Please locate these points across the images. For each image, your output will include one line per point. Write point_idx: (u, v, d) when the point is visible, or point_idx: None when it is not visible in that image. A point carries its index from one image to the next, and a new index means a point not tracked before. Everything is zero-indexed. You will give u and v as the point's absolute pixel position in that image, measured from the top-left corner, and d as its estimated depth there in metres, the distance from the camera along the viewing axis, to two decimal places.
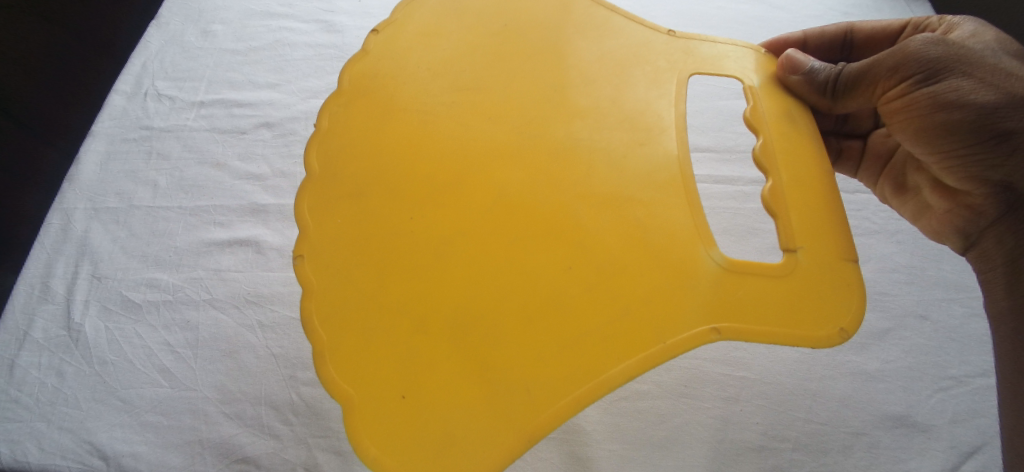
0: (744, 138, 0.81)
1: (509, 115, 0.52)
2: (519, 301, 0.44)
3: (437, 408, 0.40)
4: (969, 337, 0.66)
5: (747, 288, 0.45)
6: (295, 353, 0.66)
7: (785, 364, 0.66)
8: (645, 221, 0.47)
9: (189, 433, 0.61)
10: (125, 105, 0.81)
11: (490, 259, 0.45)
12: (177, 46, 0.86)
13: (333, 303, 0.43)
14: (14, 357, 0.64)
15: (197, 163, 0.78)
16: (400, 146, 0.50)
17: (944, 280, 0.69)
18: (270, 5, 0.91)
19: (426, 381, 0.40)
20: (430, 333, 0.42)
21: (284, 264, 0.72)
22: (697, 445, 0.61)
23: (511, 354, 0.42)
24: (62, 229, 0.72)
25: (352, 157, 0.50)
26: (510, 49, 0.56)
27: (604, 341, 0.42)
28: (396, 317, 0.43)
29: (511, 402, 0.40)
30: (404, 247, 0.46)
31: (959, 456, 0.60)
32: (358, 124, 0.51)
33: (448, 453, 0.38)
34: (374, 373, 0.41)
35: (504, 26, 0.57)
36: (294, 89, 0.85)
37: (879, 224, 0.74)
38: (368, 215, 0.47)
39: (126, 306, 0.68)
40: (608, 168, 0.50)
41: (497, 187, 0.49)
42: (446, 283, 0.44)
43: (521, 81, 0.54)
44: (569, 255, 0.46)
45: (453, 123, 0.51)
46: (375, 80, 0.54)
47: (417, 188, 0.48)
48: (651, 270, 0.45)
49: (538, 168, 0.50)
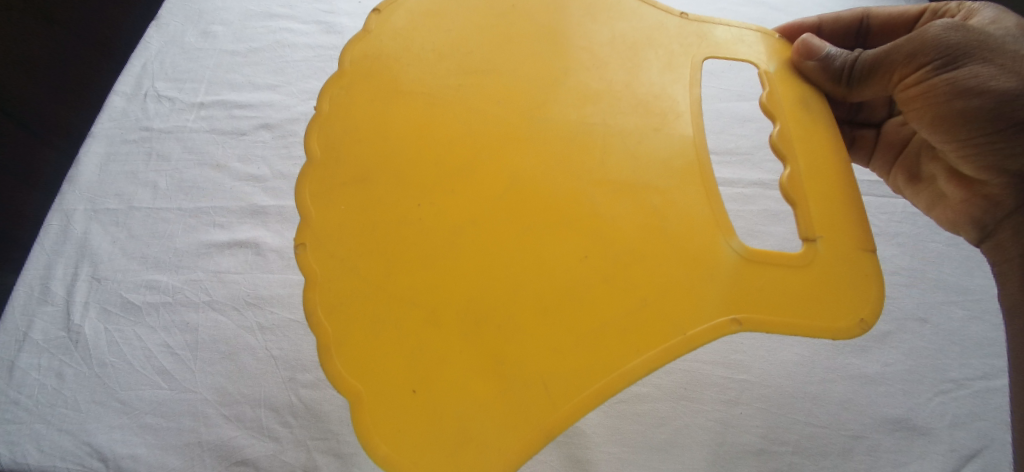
0: (744, 140, 0.81)
1: (520, 98, 0.52)
2: (533, 291, 0.44)
3: (450, 401, 0.40)
4: (967, 339, 0.66)
5: (767, 277, 0.45)
6: (295, 355, 0.66)
7: (784, 367, 0.65)
8: (663, 209, 0.47)
9: (189, 435, 0.61)
10: (125, 106, 0.81)
11: (501, 247, 0.45)
12: (178, 47, 0.86)
13: (337, 293, 0.43)
14: (14, 359, 0.64)
15: (197, 165, 0.78)
16: (407, 130, 0.50)
17: (944, 283, 0.70)
18: (269, 6, 0.91)
19: (438, 374, 0.40)
20: (441, 324, 0.42)
21: (283, 266, 0.72)
22: (696, 448, 0.61)
23: (525, 346, 0.41)
24: (61, 230, 0.72)
25: (356, 142, 0.50)
26: (517, 30, 0.56)
27: (623, 333, 0.42)
28: (406, 307, 0.42)
29: (527, 396, 0.40)
30: (412, 237, 0.45)
31: (959, 459, 0.60)
32: (360, 108, 0.51)
33: (462, 448, 0.38)
34: (384, 366, 0.41)
35: (511, 7, 0.57)
36: (294, 91, 0.85)
37: (880, 226, 0.74)
38: (375, 203, 0.47)
39: (126, 308, 0.68)
40: (622, 154, 0.50)
41: (509, 174, 0.48)
42: (458, 273, 0.44)
43: (530, 63, 0.54)
44: (583, 245, 0.46)
45: (461, 106, 0.51)
46: (377, 61, 0.54)
47: (425, 175, 0.48)
48: (668, 260, 0.45)
49: (550, 154, 0.50)
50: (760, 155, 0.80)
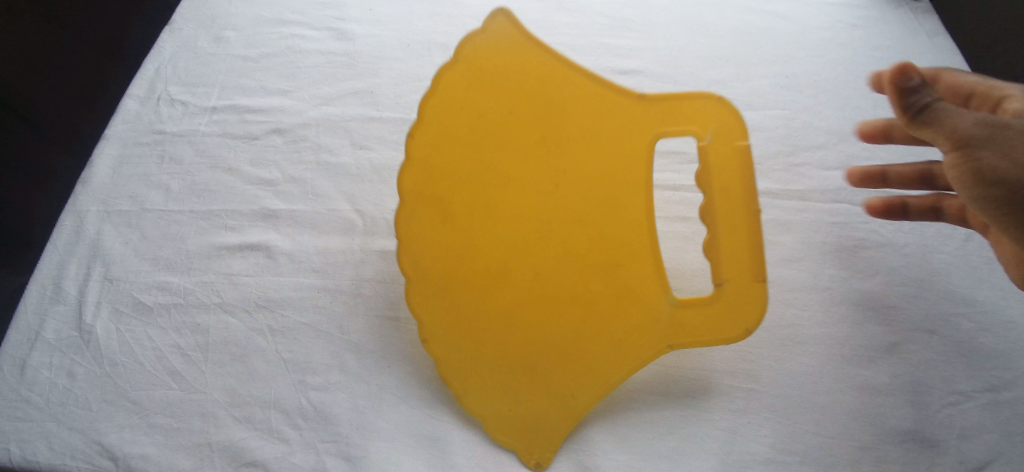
0: (751, 151, 0.82)
1: (542, 183, 0.64)
2: (555, 330, 0.65)
3: (510, 412, 0.63)
4: (976, 351, 0.66)
5: (707, 315, 0.62)
6: (305, 358, 0.66)
7: (794, 376, 0.65)
8: (640, 267, 0.65)
9: (199, 436, 0.61)
10: (138, 109, 0.83)
11: (535, 300, 0.65)
12: (189, 51, 0.89)
13: (433, 334, 0.65)
14: (26, 358, 0.65)
15: (209, 168, 0.79)
16: (461, 210, 0.66)
17: (952, 295, 0.70)
18: (281, 13, 0.94)
19: (499, 395, 0.64)
20: (497, 355, 0.65)
21: (295, 269, 0.71)
22: (706, 456, 0.61)
23: (552, 369, 0.64)
24: (75, 231, 0.73)
25: (424, 219, 0.66)
26: (531, 117, 0.64)
27: (613, 356, 0.64)
28: (475, 344, 0.65)
29: (557, 401, 0.64)
30: (476, 297, 0.65)
31: (968, 471, 0.59)
32: (422, 192, 0.66)
33: (520, 434, 0.62)
34: (467, 387, 0.64)
35: (523, 94, 0.65)
36: (305, 96, 0.85)
37: (887, 237, 0.74)
38: (445, 269, 0.66)
39: (137, 308, 0.68)
40: (617, 224, 0.65)
41: (537, 243, 0.65)
42: (505, 318, 0.65)
43: (548, 152, 0.64)
44: (588, 297, 0.65)
45: (496, 190, 0.65)
46: (426, 154, 0.65)
47: (479, 243, 0.66)
48: (643, 305, 0.64)
49: (565, 228, 0.65)
50: (768, 165, 0.81)
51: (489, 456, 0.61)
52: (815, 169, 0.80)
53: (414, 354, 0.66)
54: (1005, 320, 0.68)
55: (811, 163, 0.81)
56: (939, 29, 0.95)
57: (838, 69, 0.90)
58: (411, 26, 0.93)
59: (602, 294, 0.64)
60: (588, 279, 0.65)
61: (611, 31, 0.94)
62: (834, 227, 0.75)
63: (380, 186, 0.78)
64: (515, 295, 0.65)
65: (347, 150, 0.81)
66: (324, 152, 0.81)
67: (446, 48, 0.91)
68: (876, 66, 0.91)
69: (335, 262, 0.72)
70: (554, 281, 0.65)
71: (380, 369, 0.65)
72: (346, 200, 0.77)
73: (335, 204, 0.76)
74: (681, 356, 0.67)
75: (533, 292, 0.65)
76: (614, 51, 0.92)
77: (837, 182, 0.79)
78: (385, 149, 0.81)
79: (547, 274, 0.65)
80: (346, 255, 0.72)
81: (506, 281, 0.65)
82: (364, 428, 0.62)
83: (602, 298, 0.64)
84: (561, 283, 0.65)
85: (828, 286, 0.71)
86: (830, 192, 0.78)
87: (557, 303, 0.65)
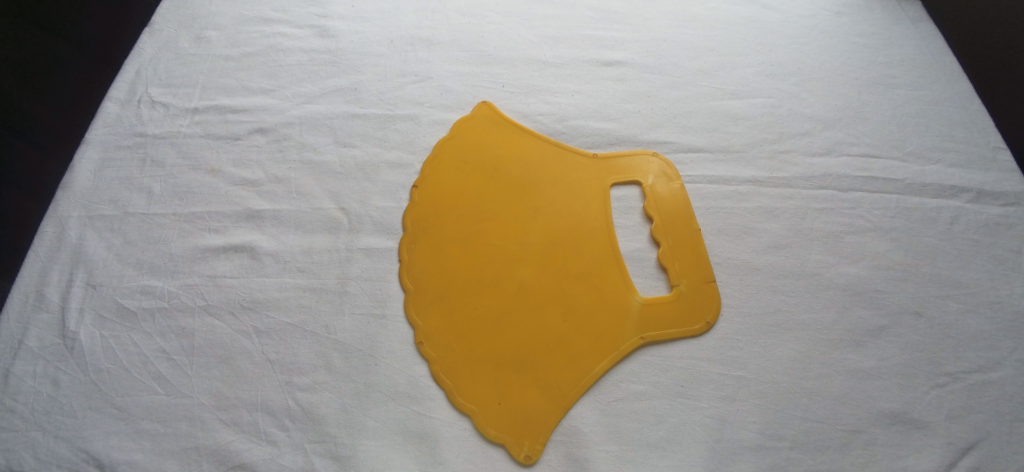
0: (737, 138, 0.82)
1: (521, 195, 0.76)
2: (540, 327, 0.67)
3: (499, 405, 0.63)
4: (963, 333, 0.67)
5: (677, 316, 0.68)
6: (291, 358, 0.65)
7: (782, 362, 0.65)
8: (614, 272, 0.71)
9: (186, 440, 0.61)
10: (119, 112, 0.82)
11: (518, 301, 0.69)
12: (171, 52, 0.89)
13: (423, 334, 0.67)
14: (9, 367, 0.64)
15: (191, 170, 0.78)
16: (450, 227, 0.74)
17: (938, 277, 0.70)
18: (264, 11, 0.93)
19: (488, 389, 0.64)
20: (485, 352, 0.66)
21: (279, 269, 0.71)
22: (695, 444, 0.61)
23: (538, 364, 0.65)
24: (57, 237, 0.72)
25: (419, 236, 0.73)
26: (514, 146, 0.80)
27: (595, 352, 0.66)
28: (462, 342, 0.67)
29: (544, 393, 0.64)
30: (463, 298, 0.69)
31: (956, 452, 0.60)
32: (419, 209, 0.75)
33: (511, 428, 0.62)
34: (457, 383, 0.64)
35: (508, 132, 0.81)
36: (288, 94, 0.85)
37: (873, 221, 0.75)
38: (435, 277, 0.70)
39: (121, 314, 0.68)
40: (588, 233, 0.73)
41: (519, 252, 0.72)
42: (492, 318, 0.68)
43: (525, 172, 0.78)
44: (568, 298, 0.69)
45: (482, 204, 0.75)
46: (427, 177, 0.78)
47: (465, 253, 0.72)
48: (618, 305, 0.69)
49: (544, 237, 0.73)
50: (753, 152, 0.81)
51: (477, 450, 0.61)
52: (800, 156, 0.80)
53: (401, 352, 0.66)
54: (991, 300, 0.68)
55: (796, 150, 0.81)
56: (918, 15, 0.96)
57: (822, 56, 0.91)
58: (395, 21, 0.93)
59: (577, 294, 0.69)
60: (565, 289, 0.69)
61: (597, 23, 0.94)
62: (819, 212, 0.75)
63: (365, 184, 0.77)
64: (498, 297, 0.69)
65: (331, 148, 0.80)
66: (308, 150, 0.80)
67: (428, 44, 0.91)
68: (859, 52, 0.91)
69: (320, 261, 0.71)
70: (533, 284, 0.70)
71: (368, 367, 0.64)
72: (331, 199, 0.76)
73: (320, 203, 0.76)
74: (670, 345, 0.67)
75: (514, 295, 0.69)
76: (598, 43, 0.92)
77: (823, 168, 0.79)
78: (369, 147, 0.81)
79: (526, 278, 0.70)
80: (332, 254, 0.72)
81: (489, 286, 0.70)
82: (352, 427, 0.61)
83: (578, 296, 0.69)
84: (539, 285, 0.70)
85: (816, 271, 0.71)
86: (815, 178, 0.78)
87: (538, 303, 0.69)
